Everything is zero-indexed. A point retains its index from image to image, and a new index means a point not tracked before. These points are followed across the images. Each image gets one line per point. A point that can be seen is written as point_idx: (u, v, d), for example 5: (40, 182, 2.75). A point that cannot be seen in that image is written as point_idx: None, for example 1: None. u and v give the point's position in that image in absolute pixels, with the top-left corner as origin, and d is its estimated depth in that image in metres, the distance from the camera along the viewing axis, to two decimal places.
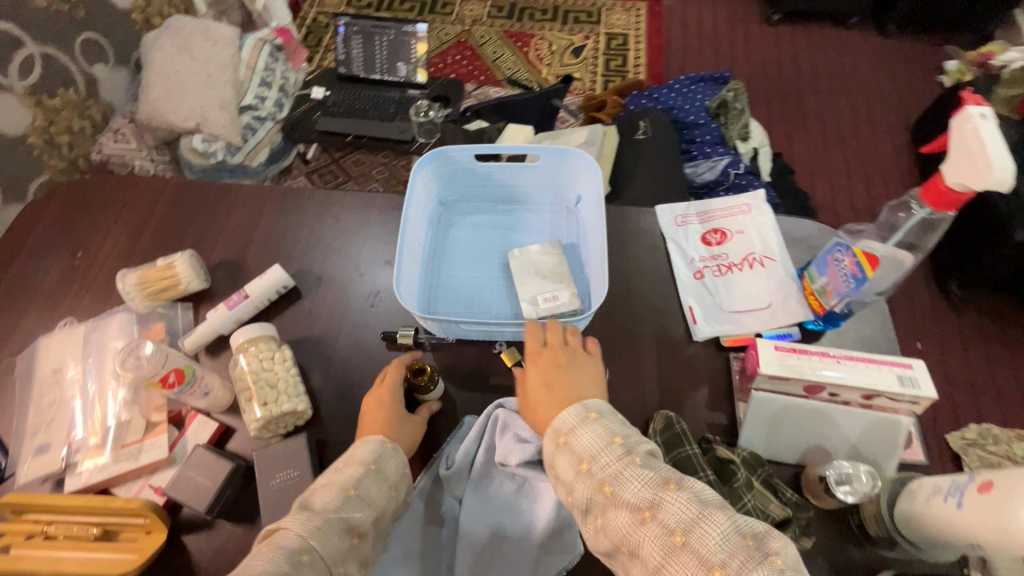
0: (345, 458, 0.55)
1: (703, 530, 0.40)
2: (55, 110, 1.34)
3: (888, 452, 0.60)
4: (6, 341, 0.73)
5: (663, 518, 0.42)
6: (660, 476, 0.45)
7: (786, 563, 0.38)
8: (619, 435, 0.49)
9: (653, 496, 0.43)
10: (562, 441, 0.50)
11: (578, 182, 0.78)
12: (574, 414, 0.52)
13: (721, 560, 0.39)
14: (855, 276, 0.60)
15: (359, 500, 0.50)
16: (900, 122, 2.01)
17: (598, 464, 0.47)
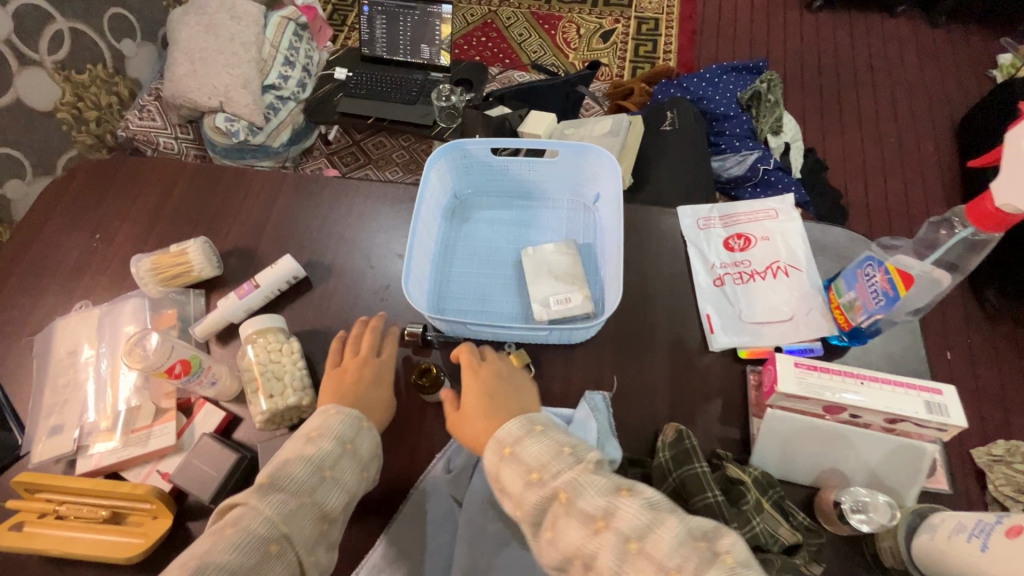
0: (316, 428, 0.54)
1: (658, 535, 0.41)
2: (83, 85, 1.36)
3: (910, 479, 0.57)
4: (27, 320, 0.74)
5: (618, 526, 0.42)
6: (613, 485, 0.45)
7: (735, 560, 0.39)
8: (567, 444, 0.49)
9: (607, 504, 0.43)
10: (507, 453, 0.49)
11: (597, 179, 0.75)
12: (520, 426, 0.51)
13: (678, 564, 0.39)
14: (886, 295, 0.56)
15: (332, 480, 0.51)
16: (943, 119, 1.91)
17: (550, 473, 0.47)
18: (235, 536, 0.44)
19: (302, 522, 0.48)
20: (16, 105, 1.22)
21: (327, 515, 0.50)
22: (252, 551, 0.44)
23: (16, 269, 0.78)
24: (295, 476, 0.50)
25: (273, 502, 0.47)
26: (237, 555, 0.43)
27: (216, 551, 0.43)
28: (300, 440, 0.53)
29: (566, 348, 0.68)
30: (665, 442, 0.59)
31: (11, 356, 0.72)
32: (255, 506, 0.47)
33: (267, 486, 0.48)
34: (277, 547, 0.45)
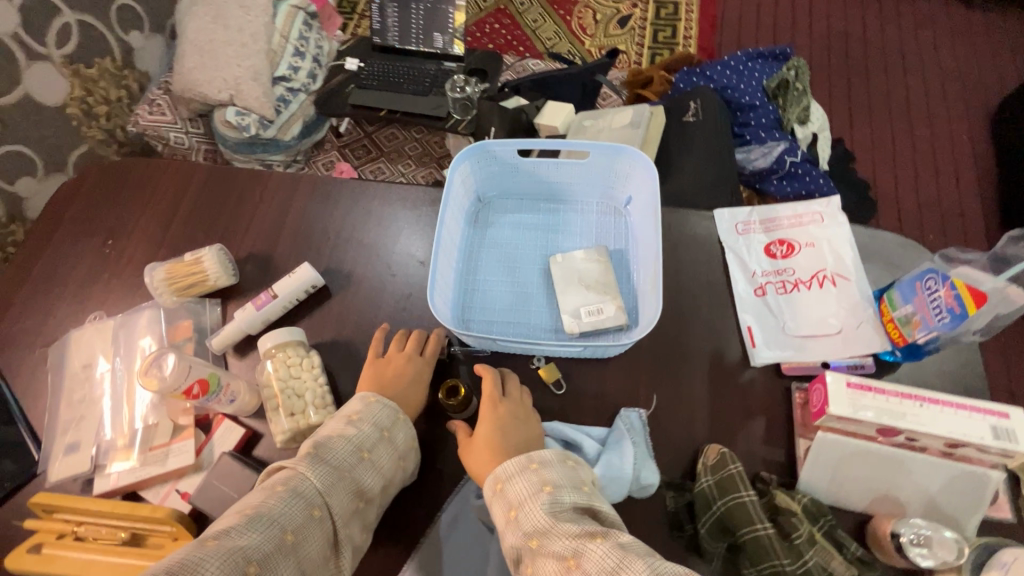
0: (357, 411, 0.57)
1: None
2: (92, 80, 1.33)
3: (970, 508, 0.54)
4: (40, 330, 0.72)
5: (585, 568, 0.44)
6: (585, 529, 0.47)
7: None
8: (550, 484, 0.50)
9: (575, 547, 0.45)
10: (499, 488, 0.52)
11: (630, 182, 0.71)
12: (516, 463, 0.53)
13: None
14: (952, 312, 0.52)
15: (370, 462, 0.54)
16: (977, 107, 1.83)
17: (525, 513, 0.49)
18: (284, 499, 0.48)
19: (342, 496, 0.51)
20: (25, 100, 1.19)
21: (364, 493, 0.53)
22: (299, 512, 0.48)
23: (28, 277, 0.76)
24: (336, 454, 0.53)
25: (319, 473, 0.51)
26: (289, 512, 0.47)
27: (269, 506, 0.47)
28: (343, 421, 0.56)
29: (599, 363, 0.65)
30: (706, 465, 0.56)
31: (26, 367, 0.70)
32: (302, 472, 0.50)
33: (313, 457, 0.52)
34: (319, 513, 0.49)
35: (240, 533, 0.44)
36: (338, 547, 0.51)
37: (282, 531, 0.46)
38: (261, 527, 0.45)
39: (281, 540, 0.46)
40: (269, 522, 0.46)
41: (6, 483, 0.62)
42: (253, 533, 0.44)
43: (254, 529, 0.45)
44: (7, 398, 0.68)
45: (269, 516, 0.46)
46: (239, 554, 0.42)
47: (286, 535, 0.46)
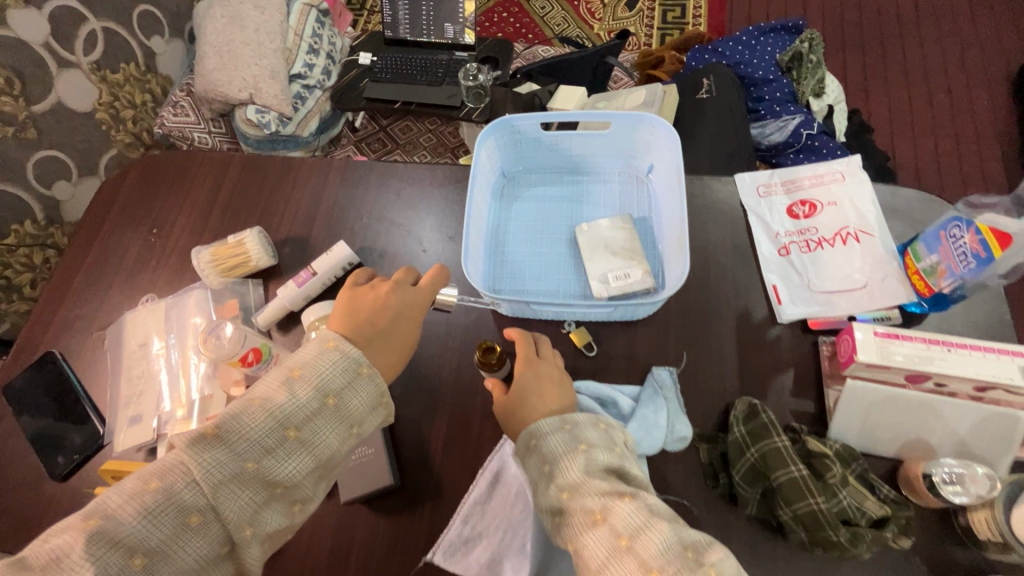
0: (301, 366, 0.49)
1: (647, 537, 0.44)
2: (118, 84, 1.37)
3: (1002, 449, 0.55)
4: (95, 315, 0.76)
5: (613, 522, 0.46)
6: (616, 488, 0.49)
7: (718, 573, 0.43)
8: (585, 443, 0.52)
9: (604, 502, 0.47)
10: (533, 444, 0.54)
11: (652, 150, 0.73)
12: (550, 422, 0.54)
13: (659, 564, 0.43)
14: (977, 257, 0.53)
15: (297, 442, 0.47)
16: (997, 72, 1.80)
17: (562, 472, 0.50)
18: (153, 500, 0.41)
19: (240, 493, 0.44)
20: (58, 107, 1.24)
21: (277, 482, 0.46)
22: (166, 523, 0.41)
23: (80, 268, 0.80)
24: (249, 434, 0.45)
25: (211, 463, 0.43)
26: (145, 530, 0.40)
27: (126, 518, 0.40)
28: (280, 380, 0.48)
29: (628, 325, 0.67)
30: (737, 416, 0.58)
31: (86, 351, 0.74)
32: (189, 464, 0.43)
33: (209, 440, 0.44)
34: (198, 519, 0.42)
35: (76, 557, 0.38)
36: (234, 545, 0.44)
37: (130, 554, 0.40)
38: (107, 545, 0.39)
39: (126, 566, 0.39)
40: (116, 542, 0.39)
41: (76, 455, 0.67)
42: (95, 558, 0.38)
43: (92, 551, 0.38)
44: (71, 379, 0.72)
45: (113, 534, 0.39)
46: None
47: (136, 558, 0.40)
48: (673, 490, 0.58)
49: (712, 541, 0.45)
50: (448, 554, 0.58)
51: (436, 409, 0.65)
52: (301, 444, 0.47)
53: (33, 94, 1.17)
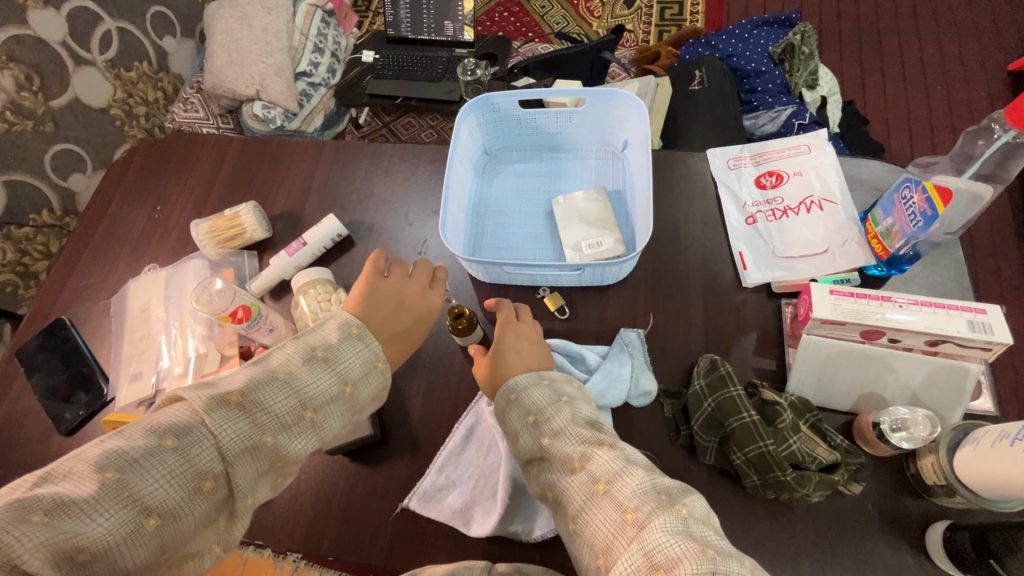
0: (324, 346, 0.50)
1: (624, 482, 0.45)
2: (132, 82, 1.44)
3: (952, 401, 0.57)
4: (102, 286, 0.81)
5: (591, 468, 0.47)
6: (595, 437, 0.50)
7: (690, 512, 0.43)
8: (567, 396, 0.54)
9: (583, 450, 0.49)
10: (513, 397, 0.55)
11: (625, 126, 0.76)
12: (529, 376, 0.56)
13: (634, 505, 0.44)
14: (924, 215, 0.55)
15: (309, 424, 0.47)
16: (995, 63, 1.80)
17: (545, 419, 0.52)
18: (171, 458, 0.40)
19: (251, 463, 0.44)
20: (74, 102, 1.30)
21: (284, 458, 0.46)
22: (181, 484, 0.40)
23: (89, 244, 0.85)
24: (271, 407, 0.45)
25: (231, 430, 0.43)
26: (162, 490, 0.39)
27: (139, 475, 0.39)
28: (301, 357, 0.49)
29: (600, 291, 0.70)
30: (699, 372, 0.62)
31: (93, 319, 0.79)
32: (213, 429, 0.42)
33: (231, 406, 0.44)
34: (211, 484, 0.41)
35: (89, 508, 0.36)
36: (232, 517, 0.43)
37: (144, 514, 0.38)
38: (122, 502, 0.37)
39: (139, 527, 0.38)
40: (131, 499, 0.38)
41: (82, 412, 0.72)
42: (107, 512, 0.37)
43: (104, 506, 0.37)
44: (81, 343, 0.77)
45: (130, 490, 0.38)
46: (69, 540, 0.35)
47: (150, 519, 0.38)
48: (639, 443, 0.60)
49: (687, 488, 0.46)
50: (423, 500, 0.61)
51: (416, 369, 0.69)
52: (311, 425, 0.48)
53: (51, 90, 1.24)
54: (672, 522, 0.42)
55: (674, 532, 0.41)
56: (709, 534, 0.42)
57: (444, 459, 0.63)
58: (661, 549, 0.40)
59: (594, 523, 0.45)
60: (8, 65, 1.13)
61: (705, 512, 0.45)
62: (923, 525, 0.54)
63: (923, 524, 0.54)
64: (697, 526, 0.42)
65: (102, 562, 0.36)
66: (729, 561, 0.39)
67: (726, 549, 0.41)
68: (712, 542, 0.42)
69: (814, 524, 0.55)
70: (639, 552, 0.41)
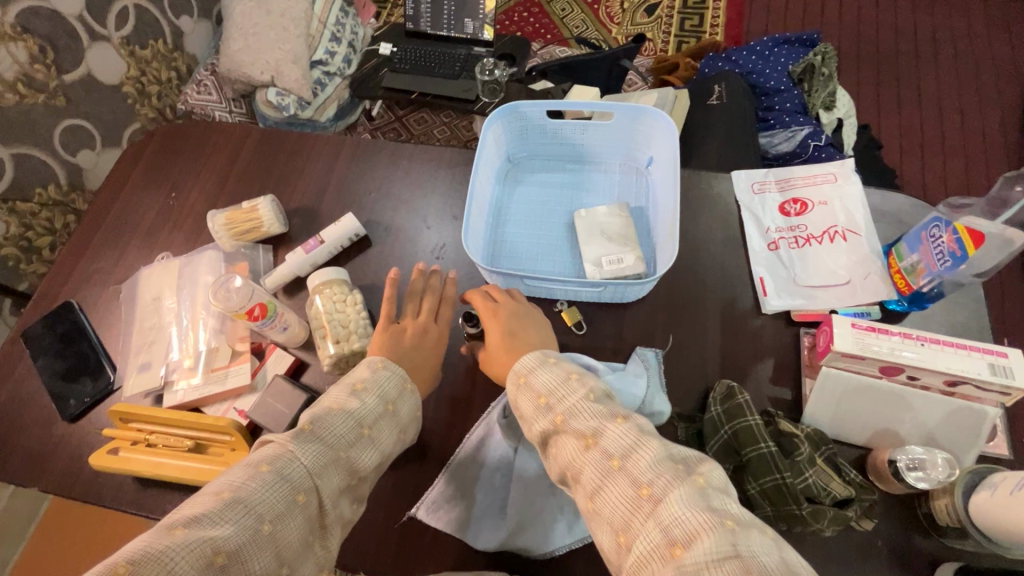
0: (362, 380, 0.53)
1: (638, 456, 0.44)
2: (146, 60, 1.42)
3: (967, 442, 0.57)
4: (112, 271, 0.80)
5: (604, 444, 0.46)
6: (608, 411, 0.48)
7: (707, 481, 0.42)
8: (576, 373, 0.52)
9: (598, 425, 0.47)
10: (523, 382, 0.54)
11: (652, 143, 0.76)
12: (535, 357, 0.55)
13: (649, 479, 0.42)
14: (953, 254, 0.55)
15: (369, 439, 0.50)
16: (1011, 97, 1.80)
17: (558, 399, 0.51)
18: (270, 478, 0.43)
19: (332, 475, 0.46)
20: (88, 77, 1.28)
21: (358, 472, 0.49)
22: (281, 497, 0.43)
23: (100, 228, 0.84)
24: (335, 429, 0.48)
25: (310, 452, 0.46)
26: (268, 498, 0.42)
27: (251, 489, 0.42)
28: (345, 391, 0.51)
29: (618, 308, 0.70)
30: (716, 397, 0.61)
31: (101, 304, 0.78)
32: (293, 452, 0.45)
33: (306, 433, 0.47)
34: (304, 498, 0.44)
35: (214, 521, 0.40)
36: (324, 532, 0.46)
37: (259, 521, 0.41)
38: (238, 514, 0.40)
39: (257, 531, 0.41)
40: (245, 510, 0.41)
41: (87, 399, 0.71)
42: (230, 521, 0.40)
43: (227, 516, 0.40)
44: (87, 328, 0.76)
45: (244, 504, 0.41)
46: (208, 546, 0.38)
47: (264, 525, 0.41)
48: None
49: (703, 456, 0.45)
50: (430, 510, 0.60)
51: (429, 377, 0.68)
52: (369, 443, 0.50)
53: (65, 64, 1.22)
54: (690, 495, 0.40)
55: (692, 504, 0.40)
56: (728, 501, 0.41)
57: (454, 469, 0.62)
58: (678, 524, 0.39)
59: (611, 501, 0.43)
60: (22, 36, 1.11)
61: (724, 479, 0.43)
62: (933, 565, 0.54)
63: (933, 565, 0.54)
64: (716, 495, 0.41)
65: (236, 564, 0.39)
66: (749, 531, 0.38)
67: (747, 516, 0.40)
68: (732, 511, 0.40)
69: (825, 558, 0.54)
70: (657, 530, 0.40)
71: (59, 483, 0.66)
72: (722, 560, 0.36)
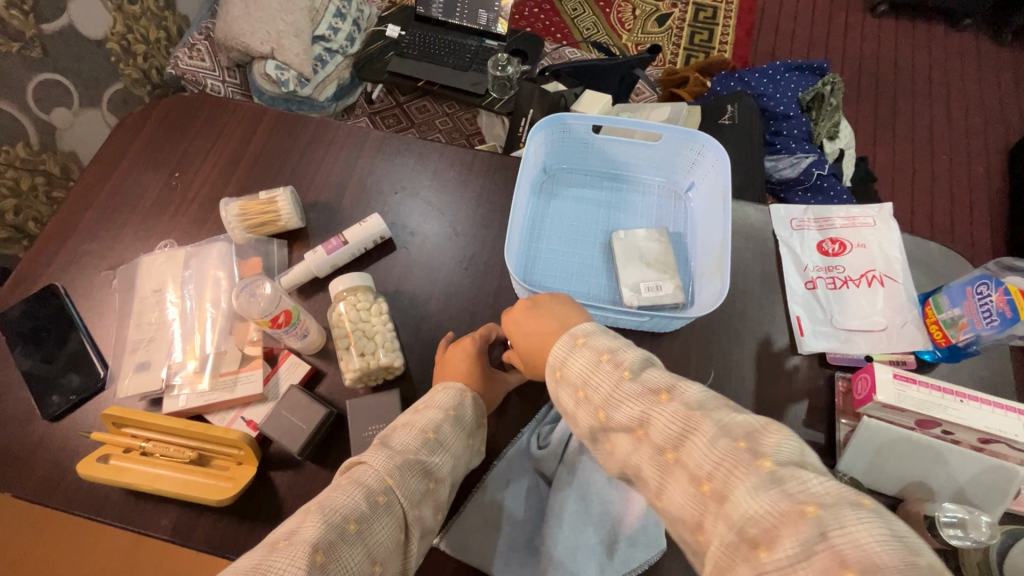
0: (424, 401, 0.56)
1: (691, 443, 0.36)
2: (134, 17, 1.23)
3: (996, 499, 0.57)
4: (104, 255, 0.73)
5: (653, 436, 0.38)
6: (647, 387, 0.40)
7: (776, 463, 0.33)
8: (607, 352, 0.44)
9: (642, 414, 0.39)
10: (558, 375, 0.46)
11: (696, 169, 0.74)
12: (561, 344, 0.47)
13: (708, 472, 0.34)
14: (1002, 316, 0.57)
15: (436, 442, 0.51)
16: (995, 142, 1.88)
17: (594, 389, 0.43)
18: (346, 491, 0.44)
19: (411, 481, 0.47)
20: (68, 31, 1.09)
21: (432, 473, 0.49)
22: (364, 497, 0.44)
23: (92, 205, 0.76)
24: (404, 442, 0.50)
25: (382, 459, 0.47)
26: (351, 500, 0.43)
27: (337, 496, 0.44)
28: (409, 411, 0.55)
29: (655, 336, 0.68)
30: None
31: (90, 290, 0.71)
32: (372, 463, 0.47)
33: (378, 445, 0.49)
34: (384, 499, 0.45)
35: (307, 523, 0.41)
36: (408, 537, 0.46)
37: (345, 520, 0.42)
38: (322, 515, 0.42)
39: (344, 530, 0.41)
40: (333, 512, 0.42)
41: (72, 396, 0.64)
42: (316, 520, 0.41)
43: (312, 519, 0.41)
44: (74, 316, 0.69)
45: (330, 505, 0.43)
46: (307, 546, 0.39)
47: (349, 524, 0.42)
48: None
49: (770, 422, 0.35)
50: (457, 540, 0.57)
51: None
52: (437, 446, 0.52)
53: (45, 12, 1.03)
54: (759, 485, 0.32)
55: (764, 496, 0.31)
56: (809, 478, 0.32)
57: (479, 496, 0.59)
58: (750, 520, 0.31)
59: (674, 499, 0.36)
60: None
61: (799, 452, 0.34)
62: None
63: None
64: (791, 475, 0.32)
65: (333, 563, 0.39)
66: (837, 509, 0.29)
67: (836, 490, 0.31)
68: (817, 492, 0.31)
69: None
70: (728, 531, 0.32)
71: (36, 490, 0.59)
72: (810, 555, 0.28)
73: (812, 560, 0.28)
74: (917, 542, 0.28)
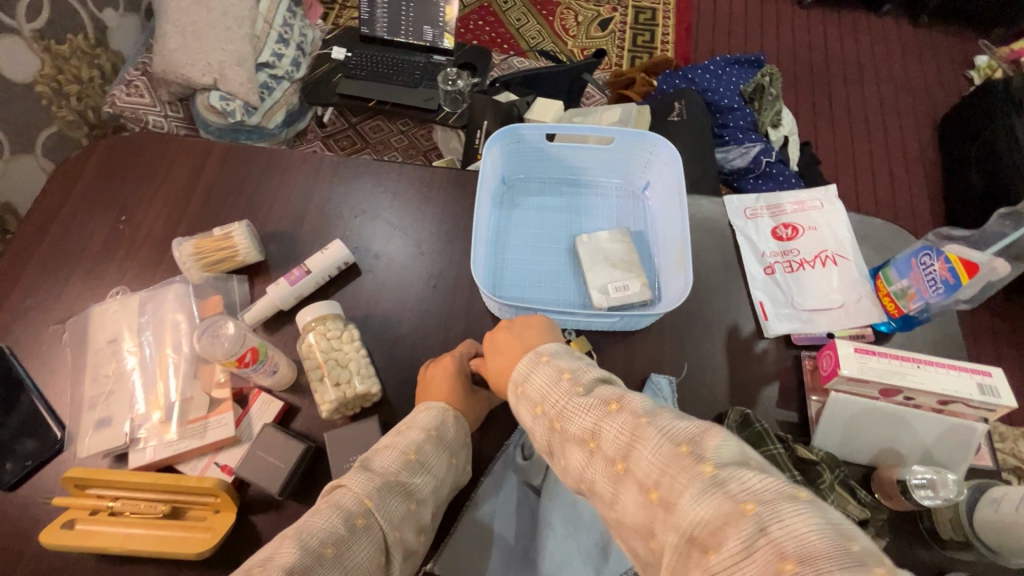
0: (406, 423, 0.55)
1: (638, 452, 0.36)
2: (64, 57, 1.18)
3: (959, 458, 0.60)
4: (50, 308, 0.70)
5: (605, 448, 0.39)
6: (599, 398, 0.41)
7: (717, 466, 0.33)
8: (569, 370, 0.45)
9: (595, 426, 0.40)
10: (519, 393, 0.47)
11: (651, 168, 0.76)
12: (527, 361, 0.48)
13: (655, 481, 0.34)
14: (946, 282, 0.60)
15: (418, 463, 0.51)
16: (924, 117, 1.99)
17: (551, 405, 0.44)
18: (324, 519, 0.43)
19: (391, 502, 0.46)
20: None
21: (413, 494, 0.49)
22: (341, 520, 0.43)
23: (32, 257, 0.72)
24: (384, 465, 0.49)
25: (360, 481, 0.47)
26: (328, 525, 0.43)
27: (315, 525, 0.43)
28: (392, 433, 0.53)
29: (627, 335, 0.69)
30: (732, 427, 0.61)
31: (40, 347, 0.67)
32: (351, 487, 0.46)
33: (359, 468, 0.49)
34: (363, 521, 0.44)
35: (280, 554, 0.40)
36: (390, 558, 0.45)
37: (321, 544, 0.41)
38: (296, 543, 0.41)
39: (320, 555, 0.41)
40: (310, 537, 0.41)
41: (28, 462, 0.61)
42: (291, 548, 0.40)
43: (287, 548, 0.40)
44: (24, 377, 0.65)
45: (303, 532, 0.42)
46: None
47: (326, 548, 0.41)
48: None
49: (710, 423, 0.35)
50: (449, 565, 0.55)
51: None
52: (419, 467, 0.51)
53: None
54: (701, 490, 0.32)
55: (708, 500, 0.31)
56: (750, 475, 0.32)
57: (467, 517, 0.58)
58: (698, 525, 0.31)
59: (627, 509, 0.36)
60: None
61: (740, 450, 0.34)
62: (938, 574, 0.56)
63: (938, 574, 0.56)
64: (732, 475, 0.32)
65: None
66: (776, 505, 0.29)
67: (773, 485, 0.31)
68: (756, 488, 0.31)
69: None
70: (678, 538, 0.32)
71: None
72: (753, 551, 0.28)
73: (755, 556, 0.28)
74: (854, 530, 0.29)
